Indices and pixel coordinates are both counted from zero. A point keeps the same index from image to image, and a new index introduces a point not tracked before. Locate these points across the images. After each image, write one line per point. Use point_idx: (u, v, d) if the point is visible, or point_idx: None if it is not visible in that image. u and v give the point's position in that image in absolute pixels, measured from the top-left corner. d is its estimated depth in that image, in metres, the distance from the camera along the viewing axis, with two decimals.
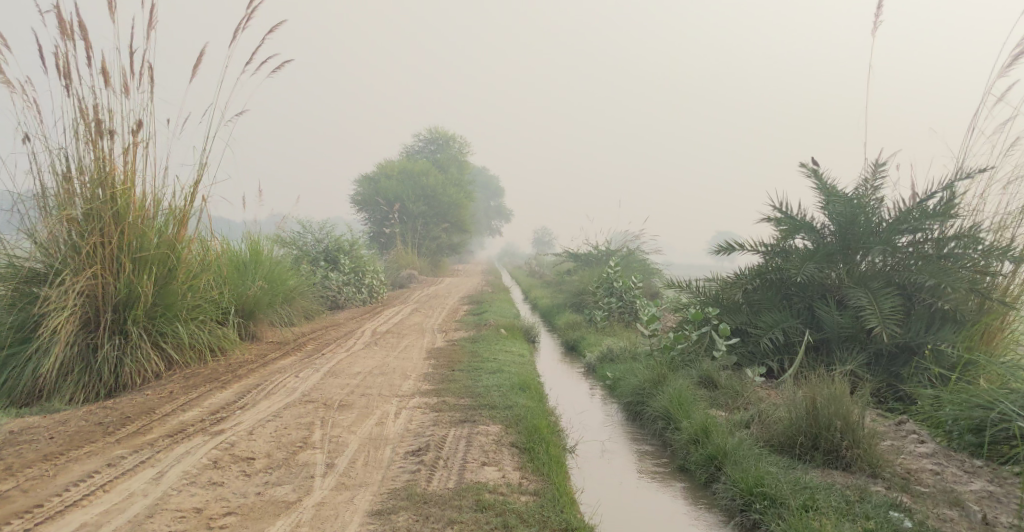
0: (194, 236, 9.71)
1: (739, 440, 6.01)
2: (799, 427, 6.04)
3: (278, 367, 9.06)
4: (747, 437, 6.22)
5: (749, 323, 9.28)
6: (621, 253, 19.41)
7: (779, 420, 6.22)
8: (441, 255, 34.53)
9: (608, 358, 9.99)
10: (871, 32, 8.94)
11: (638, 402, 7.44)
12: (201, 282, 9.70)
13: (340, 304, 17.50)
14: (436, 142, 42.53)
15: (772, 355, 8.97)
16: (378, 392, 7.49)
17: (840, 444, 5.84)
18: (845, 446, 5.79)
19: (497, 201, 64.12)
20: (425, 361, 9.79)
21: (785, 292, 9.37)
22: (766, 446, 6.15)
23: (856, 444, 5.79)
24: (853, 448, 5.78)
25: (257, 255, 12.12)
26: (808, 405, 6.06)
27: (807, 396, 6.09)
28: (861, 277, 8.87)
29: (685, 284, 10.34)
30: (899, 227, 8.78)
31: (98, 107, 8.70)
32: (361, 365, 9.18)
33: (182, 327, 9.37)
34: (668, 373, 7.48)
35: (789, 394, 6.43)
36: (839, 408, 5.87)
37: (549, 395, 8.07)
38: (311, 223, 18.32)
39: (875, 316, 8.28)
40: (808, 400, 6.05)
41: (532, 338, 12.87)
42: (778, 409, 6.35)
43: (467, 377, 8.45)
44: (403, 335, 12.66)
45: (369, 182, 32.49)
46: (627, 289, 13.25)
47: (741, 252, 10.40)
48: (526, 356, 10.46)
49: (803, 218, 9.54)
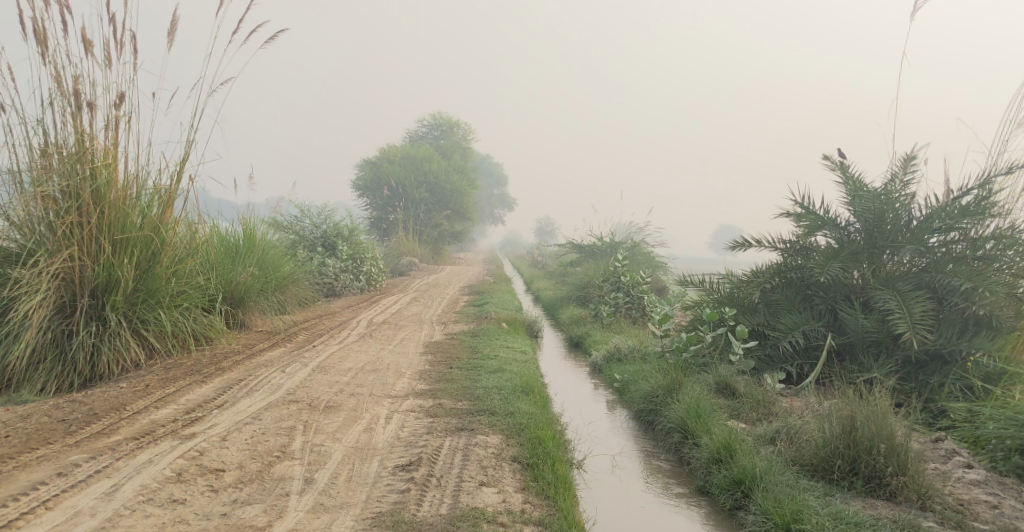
0: (180, 218, 9.15)
1: (768, 463, 5.50)
2: (835, 448, 5.53)
3: (265, 360, 8.52)
4: (776, 458, 5.71)
5: (768, 325, 8.75)
6: (626, 246, 18.82)
7: (811, 439, 5.70)
8: (442, 242, 33.90)
9: (616, 359, 9.47)
10: (909, 16, 8.32)
11: (651, 411, 6.91)
12: (186, 267, 9.16)
13: (337, 292, 16.96)
14: (440, 128, 41.80)
15: (792, 360, 8.44)
16: (369, 392, 6.96)
17: (884, 470, 5.31)
18: (889, 474, 5.27)
19: (500, 190, 63.54)
20: (421, 356, 9.27)
21: (806, 293, 8.84)
22: (797, 469, 5.64)
23: (901, 471, 5.26)
24: (899, 475, 5.25)
25: (249, 240, 11.55)
26: (845, 425, 5.54)
27: (844, 415, 5.56)
28: (887, 278, 8.32)
29: (698, 281, 9.79)
30: (932, 226, 8.24)
31: (78, 77, 8.15)
32: (354, 360, 8.63)
33: (164, 314, 8.81)
34: (683, 378, 6.94)
35: (821, 408, 5.92)
36: (882, 430, 5.34)
37: (554, 399, 7.54)
38: (309, 207, 17.74)
39: (904, 321, 7.72)
40: (845, 420, 5.53)
41: (534, 333, 12.33)
42: (810, 426, 5.84)
43: (466, 376, 7.92)
44: (399, 327, 12.11)
45: (371, 166, 31.93)
46: (634, 284, 12.69)
47: (758, 249, 9.86)
48: (529, 353, 9.93)
49: (827, 215, 8.98)
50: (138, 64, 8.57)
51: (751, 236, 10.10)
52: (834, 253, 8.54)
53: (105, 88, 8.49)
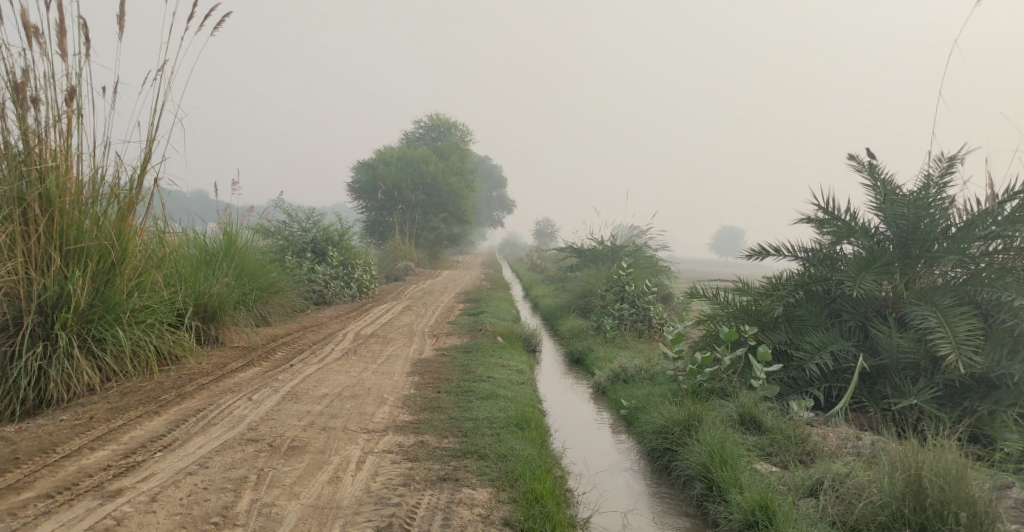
0: (143, 225, 8.11)
1: None
2: (899, 513, 4.81)
3: (234, 383, 7.59)
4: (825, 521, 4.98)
5: (791, 344, 8.02)
6: (629, 249, 17.97)
7: (867, 502, 4.99)
8: (440, 245, 32.92)
9: (621, 379, 8.67)
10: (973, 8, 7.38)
11: (663, 451, 6.12)
12: (150, 279, 8.05)
13: (327, 299, 16.02)
14: (438, 130, 40.99)
15: (819, 383, 7.68)
16: (343, 425, 6.11)
17: None
18: None
19: (500, 192, 62.74)
20: (408, 377, 8.40)
21: (832, 308, 8.14)
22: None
23: None
24: None
25: (228, 247, 10.62)
26: (911, 485, 4.82)
27: (908, 473, 4.85)
28: (923, 291, 7.60)
29: (711, 294, 9.01)
30: (974, 233, 7.52)
31: (21, 71, 7.25)
32: (331, 383, 7.73)
33: (124, 333, 7.67)
34: (702, 410, 6.17)
35: (876, 464, 5.17)
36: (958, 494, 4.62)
37: (555, 432, 6.77)
38: (297, 211, 16.78)
39: (947, 341, 7.00)
40: (913, 481, 4.80)
41: (533, 346, 11.46)
42: (866, 484, 5.13)
43: (455, 404, 7.07)
44: (388, 341, 11.19)
45: (368, 168, 31.13)
46: (640, 294, 11.85)
47: (776, 258, 9.07)
48: (527, 373, 9.06)
49: (855, 221, 8.28)
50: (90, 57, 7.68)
51: (767, 244, 9.36)
52: (865, 264, 7.81)
53: (55, 83, 7.62)
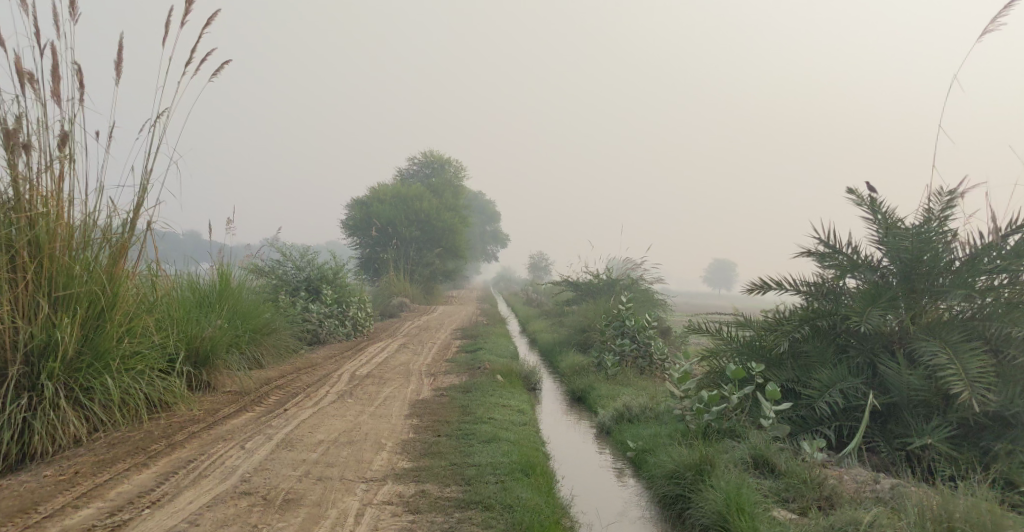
0: (135, 269, 7.89)
1: None
2: None
3: (226, 431, 7.34)
4: None
5: (798, 381, 7.83)
6: (624, 283, 17.80)
7: None
8: (435, 281, 32.67)
9: (626, 419, 8.45)
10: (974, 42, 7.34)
11: (676, 500, 5.94)
12: (141, 324, 7.82)
13: (321, 338, 15.76)
14: (431, 166, 41.04)
15: (829, 422, 7.48)
16: (340, 474, 5.88)
17: None
18: None
19: (494, 227, 62.72)
20: (406, 420, 8.16)
21: (839, 343, 7.95)
22: None
23: None
24: None
25: (222, 288, 10.41)
26: None
27: None
28: (930, 326, 7.45)
29: (715, 330, 8.83)
30: (979, 266, 7.41)
31: (12, 116, 7.12)
32: (327, 428, 7.48)
33: (114, 381, 7.41)
34: (714, 455, 5.96)
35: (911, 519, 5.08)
36: None
37: (561, 480, 6.59)
38: (291, 249, 16.59)
39: (959, 379, 6.83)
40: None
41: (533, 385, 11.22)
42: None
43: (455, 448, 6.84)
44: (384, 381, 10.95)
45: (362, 205, 31.04)
46: (640, 329, 11.66)
47: (779, 292, 8.93)
48: (528, 413, 8.83)
49: (858, 256, 8.18)
50: (83, 100, 7.56)
51: (770, 278, 9.24)
52: (871, 298, 7.65)
53: (46, 128, 7.48)
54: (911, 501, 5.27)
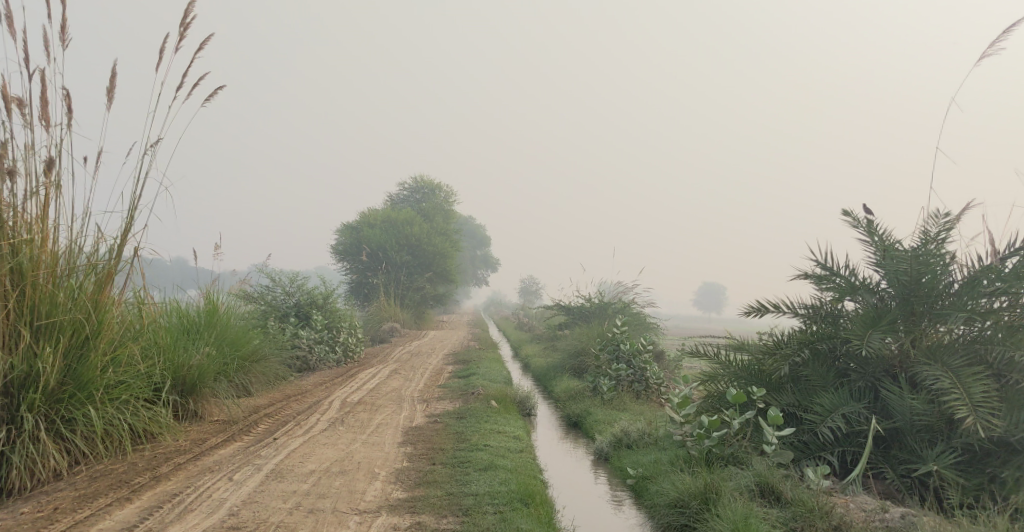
0: (121, 297, 7.67)
1: None
2: None
3: (213, 462, 7.11)
4: None
5: (799, 405, 7.69)
6: (615, 307, 17.66)
7: None
8: (426, 305, 32.42)
9: (625, 445, 8.27)
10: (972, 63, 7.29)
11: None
12: (126, 353, 7.60)
13: (311, 365, 15.51)
14: (421, 191, 41.00)
15: (832, 447, 7.34)
16: (332, 506, 5.69)
17: None
18: None
19: (484, 251, 62.62)
20: (399, 448, 7.96)
21: (839, 367, 7.82)
22: None
23: None
24: None
25: (210, 315, 10.20)
26: None
27: None
28: (931, 350, 7.31)
29: (713, 353, 8.69)
30: (978, 289, 7.35)
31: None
32: (318, 458, 7.26)
33: (97, 412, 7.19)
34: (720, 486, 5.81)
35: None
36: None
37: (564, 512, 6.44)
38: (280, 275, 16.38)
39: (963, 404, 6.71)
40: None
41: (528, 411, 11.03)
42: None
43: (451, 477, 6.65)
44: (376, 408, 10.73)
45: (352, 230, 30.89)
46: (636, 353, 11.50)
47: (777, 315, 8.81)
48: (524, 440, 8.64)
49: (856, 278, 8.09)
50: (69, 125, 7.42)
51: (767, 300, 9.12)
52: (871, 321, 7.52)
53: (32, 153, 7.33)
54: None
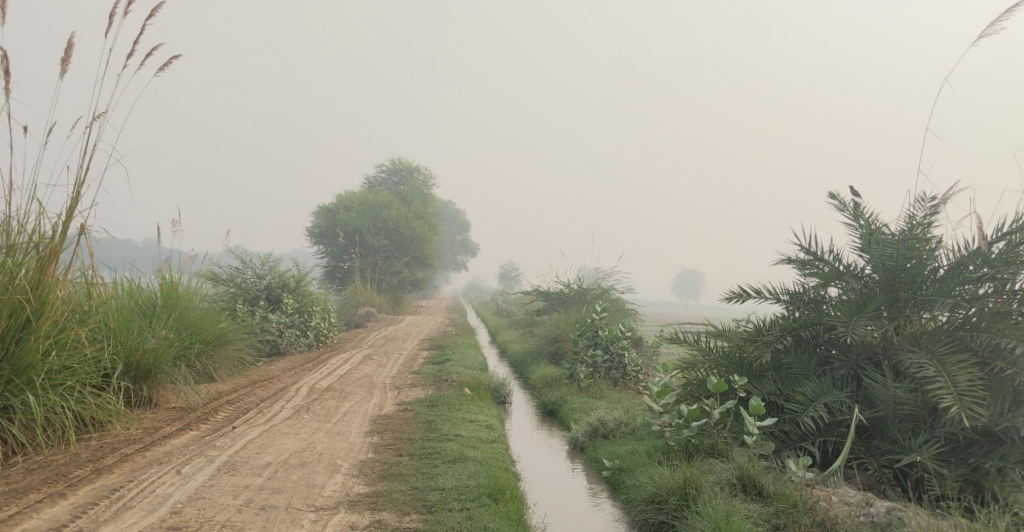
0: (66, 277, 7.20)
1: None
2: None
3: (164, 452, 6.70)
4: None
5: (781, 395, 7.39)
6: (594, 293, 17.39)
7: None
8: (404, 290, 31.95)
9: (601, 435, 7.96)
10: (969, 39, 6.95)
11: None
12: (72, 336, 7.14)
13: (281, 349, 15.06)
14: (400, 173, 40.44)
15: (813, 438, 7.05)
16: (287, 502, 5.42)
17: None
18: None
19: (463, 236, 62.12)
20: (365, 437, 7.60)
21: (822, 355, 7.52)
22: None
23: None
24: None
25: (169, 297, 9.76)
26: None
27: None
28: (915, 337, 7.04)
29: (693, 340, 8.37)
30: (964, 275, 7.05)
31: None
32: (276, 449, 6.85)
33: (38, 398, 6.75)
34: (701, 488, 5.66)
35: None
36: None
37: (535, 509, 6.13)
38: (250, 256, 15.89)
39: (948, 393, 6.43)
40: None
41: (502, 398, 10.69)
42: None
43: (419, 469, 6.30)
44: (345, 395, 10.34)
45: (328, 213, 30.33)
46: (613, 339, 11.19)
47: (759, 301, 8.50)
48: (496, 429, 8.31)
49: (839, 264, 7.76)
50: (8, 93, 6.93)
51: (750, 285, 8.81)
52: (856, 308, 7.21)
53: None
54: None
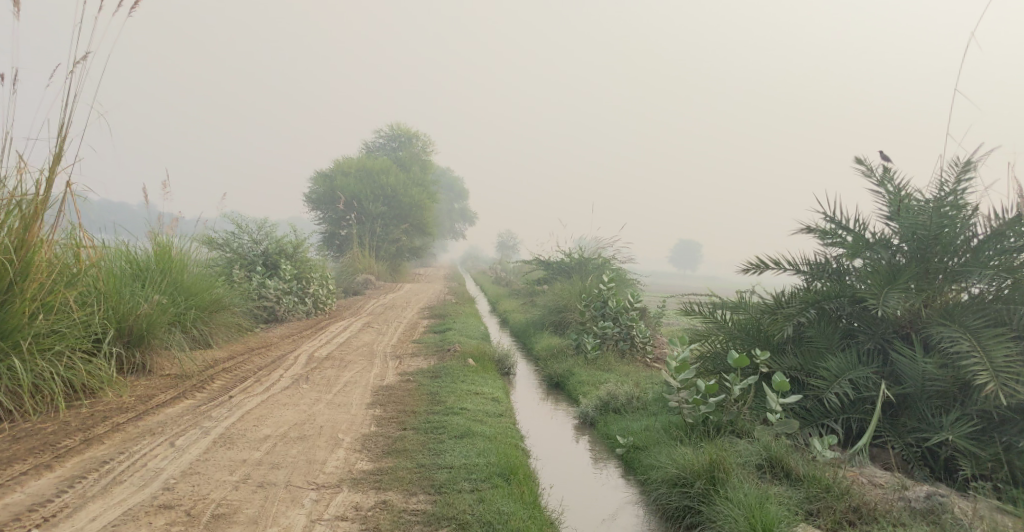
0: (52, 237, 6.82)
1: None
2: None
3: (157, 423, 6.36)
4: None
5: (803, 370, 7.07)
6: (596, 263, 17.09)
7: None
8: (403, 258, 31.53)
9: (612, 409, 7.65)
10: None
11: (695, 522, 5.33)
12: (60, 299, 6.78)
13: (278, 317, 14.70)
14: (399, 139, 39.82)
15: (837, 415, 6.73)
16: (286, 479, 5.10)
17: None
18: None
19: (462, 204, 61.61)
20: (367, 410, 7.27)
21: (845, 327, 7.20)
22: None
23: None
24: None
25: (161, 259, 9.37)
26: None
27: None
28: (947, 310, 6.69)
29: (710, 312, 8.02)
30: (1002, 245, 6.67)
31: None
32: (274, 421, 6.51)
33: (25, 364, 6.41)
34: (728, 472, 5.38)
35: None
36: None
37: (548, 489, 5.84)
38: (246, 221, 15.47)
39: (983, 369, 6.12)
40: None
41: (507, 369, 10.37)
42: None
43: (425, 445, 5.97)
44: (345, 364, 10.01)
45: (326, 178, 29.85)
46: (622, 310, 10.85)
47: (779, 272, 8.14)
48: (503, 402, 7.99)
49: (867, 234, 7.38)
50: None
51: (769, 256, 8.44)
52: (887, 280, 6.85)
53: None
54: (972, 531, 4.65)
